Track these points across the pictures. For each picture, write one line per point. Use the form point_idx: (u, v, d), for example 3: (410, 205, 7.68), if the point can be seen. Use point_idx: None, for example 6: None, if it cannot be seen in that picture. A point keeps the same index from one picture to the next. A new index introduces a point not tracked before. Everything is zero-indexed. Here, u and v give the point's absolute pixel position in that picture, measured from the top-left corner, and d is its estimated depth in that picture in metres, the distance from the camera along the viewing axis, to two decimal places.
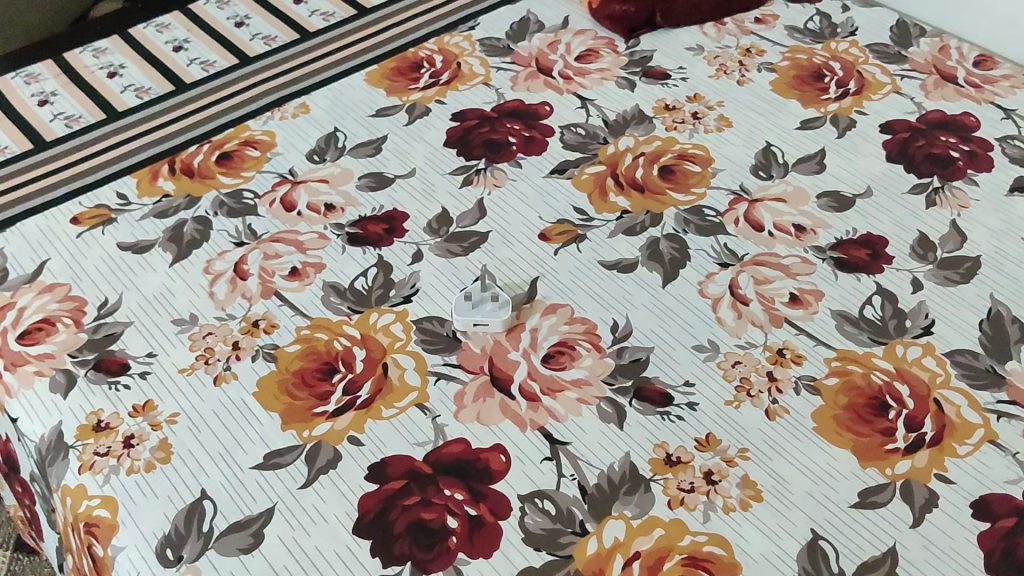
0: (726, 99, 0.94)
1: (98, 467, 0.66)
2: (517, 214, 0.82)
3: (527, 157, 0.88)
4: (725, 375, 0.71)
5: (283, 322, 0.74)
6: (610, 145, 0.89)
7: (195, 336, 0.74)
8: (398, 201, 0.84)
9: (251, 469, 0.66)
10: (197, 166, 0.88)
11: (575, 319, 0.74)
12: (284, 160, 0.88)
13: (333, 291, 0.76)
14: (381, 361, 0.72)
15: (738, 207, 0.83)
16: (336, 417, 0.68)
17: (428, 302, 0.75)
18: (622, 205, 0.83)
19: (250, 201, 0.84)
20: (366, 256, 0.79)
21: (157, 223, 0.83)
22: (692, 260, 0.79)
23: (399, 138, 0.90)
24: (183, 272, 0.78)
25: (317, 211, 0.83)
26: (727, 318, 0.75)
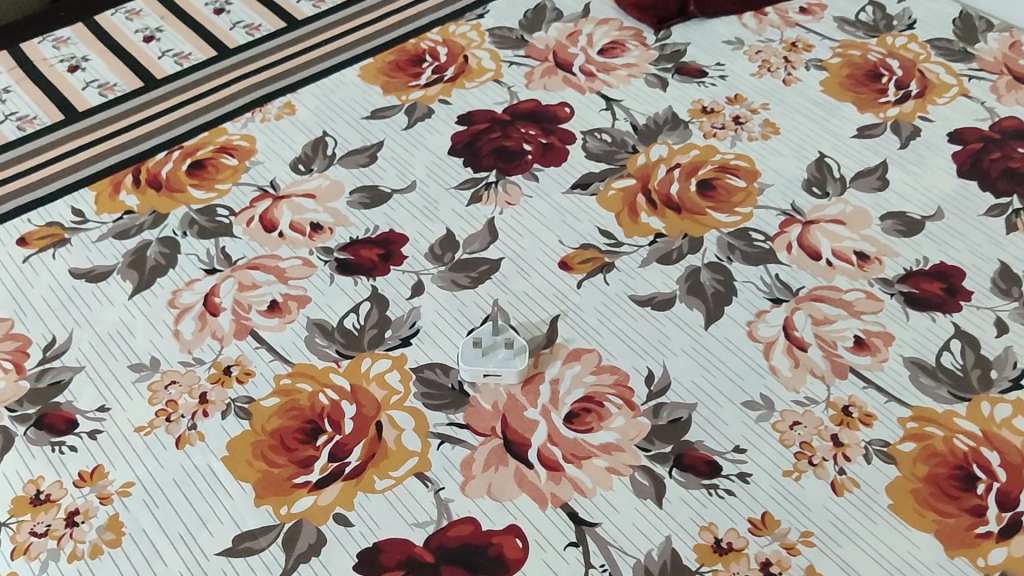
0: (771, 101, 0.83)
1: (35, 552, 0.55)
2: (534, 238, 0.71)
3: (545, 167, 0.76)
4: (782, 439, 0.60)
5: (259, 368, 0.63)
6: (640, 155, 0.77)
7: (155, 386, 0.62)
8: (395, 221, 0.72)
9: (217, 555, 0.55)
10: (165, 177, 0.77)
11: (602, 368, 0.63)
12: (265, 170, 0.77)
13: (318, 330, 0.65)
14: (374, 420, 0.60)
15: (790, 231, 0.72)
16: (320, 490, 0.57)
17: (430, 345, 0.64)
18: (656, 227, 0.71)
19: (225, 220, 0.73)
20: (358, 287, 0.68)
21: (117, 245, 0.72)
22: (738, 295, 0.67)
23: (398, 144, 0.79)
24: (144, 306, 0.67)
25: (302, 232, 0.72)
26: (782, 367, 0.63)
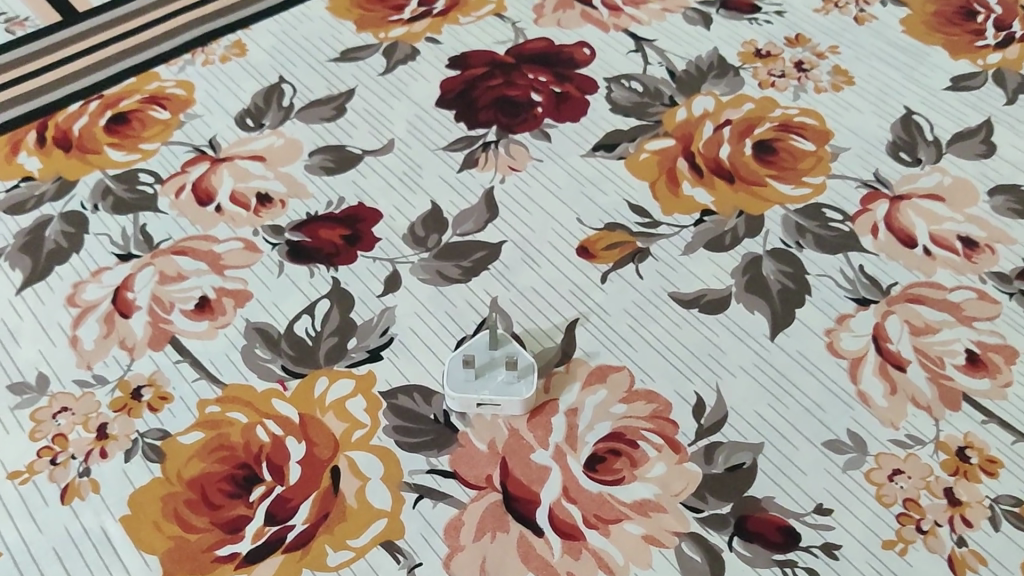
0: (841, 43, 0.66)
1: None
2: (545, 215, 0.55)
3: (559, 123, 0.60)
4: (879, 495, 0.44)
5: (180, 390, 0.47)
6: (680, 109, 0.61)
7: (39, 415, 0.47)
8: (366, 192, 0.56)
9: None
10: (78, 133, 0.60)
11: (636, 393, 0.47)
12: (204, 125, 0.60)
13: (260, 338, 0.49)
14: (329, 465, 0.45)
15: (874, 208, 0.56)
16: (251, 566, 0.42)
17: (408, 360, 0.49)
18: (703, 201, 0.55)
19: (149, 189, 0.57)
20: (315, 280, 0.52)
21: (9, 222, 0.56)
22: (812, 295, 0.52)
23: (373, 94, 0.62)
24: (36, 303, 0.52)
25: (246, 205, 0.55)
26: (874, 394, 0.48)
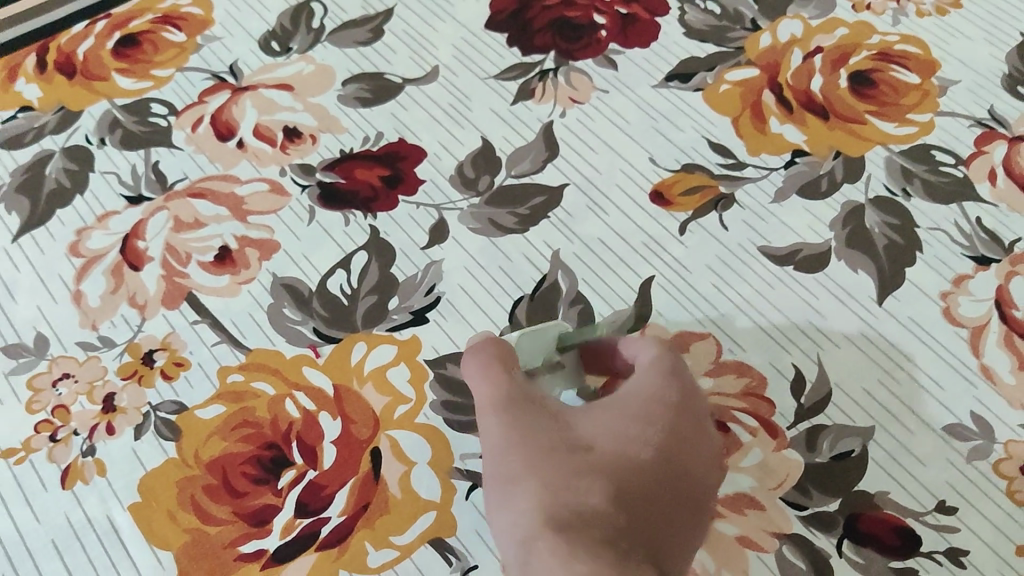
0: None
1: None
2: (612, 154, 0.48)
3: (626, 49, 0.52)
4: (1012, 491, 0.38)
5: (196, 356, 0.41)
6: (764, 33, 0.53)
7: (36, 382, 0.41)
8: (408, 126, 0.49)
9: None
10: (82, 57, 0.54)
11: (723, 366, 0.41)
12: (223, 50, 0.53)
13: (288, 296, 0.43)
14: (369, 446, 0.39)
15: (992, 151, 0.48)
16: (281, 568, 0.36)
17: (456, 323, 0.42)
18: (794, 141, 0.48)
19: (162, 121, 0.50)
20: (351, 228, 0.45)
21: (3, 158, 0.49)
22: (924, 250, 0.45)
23: (414, 14, 0.55)
24: (35, 252, 0.45)
25: (270, 139, 0.49)
26: (1001, 371, 0.41)
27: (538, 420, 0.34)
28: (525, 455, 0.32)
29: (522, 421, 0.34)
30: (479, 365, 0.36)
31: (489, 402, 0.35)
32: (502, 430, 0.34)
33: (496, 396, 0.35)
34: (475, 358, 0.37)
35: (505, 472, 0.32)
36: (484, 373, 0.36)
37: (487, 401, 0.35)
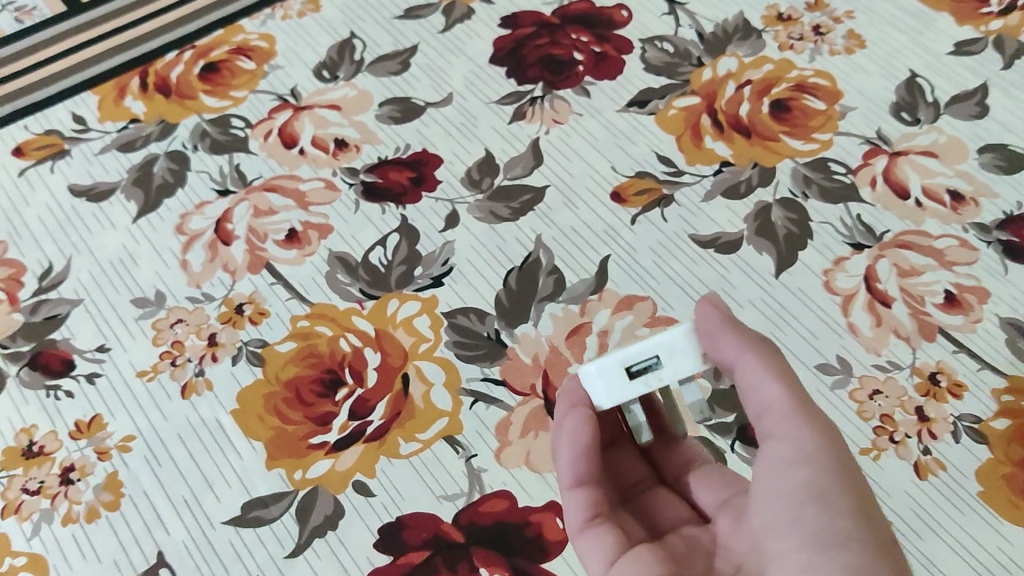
0: (858, 8, 0.72)
1: (26, 512, 0.50)
2: (584, 162, 0.63)
3: (598, 82, 0.67)
4: (861, 411, 0.53)
5: (274, 307, 0.57)
6: (706, 68, 0.68)
7: (159, 325, 0.56)
8: (429, 139, 0.64)
9: (225, 525, 0.49)
10: (175, 80, 0.69)
11: (658, 319, 0.56)
12: (285, 76, 0.69)
13: (341, 265, 0.58)
14: (400, 372, 0.54)
15: (875, 162, 0.63)
16: (339, 453, 0.51)
17: (464, 286, 0.58)
18: (722, 154, 0.63)
19: (241, 132, 0.65)
20: (386, 216, 0.61)
21: (121, 158, 0.64)
22: (814, 238, 0.60)
23: (433, 51, 0.70)
24: (150, 230, 0.61)
25: (325, 149, 0.64)
26: (862, 326, 0.56)
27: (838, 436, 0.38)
28: (846, 495, 0.36)
29: (839, 467, 0.37)
30: (741, 334, 0.38)
31: (812, 440, 0.37)
32: (835, 489, 0.36)
33: (812, 425, 0.38)
34: (764, 346, 0.39)
35: (836, 527, 0.36)
36: (776, 372, 0.38)
37: (800, 428, 0.37)
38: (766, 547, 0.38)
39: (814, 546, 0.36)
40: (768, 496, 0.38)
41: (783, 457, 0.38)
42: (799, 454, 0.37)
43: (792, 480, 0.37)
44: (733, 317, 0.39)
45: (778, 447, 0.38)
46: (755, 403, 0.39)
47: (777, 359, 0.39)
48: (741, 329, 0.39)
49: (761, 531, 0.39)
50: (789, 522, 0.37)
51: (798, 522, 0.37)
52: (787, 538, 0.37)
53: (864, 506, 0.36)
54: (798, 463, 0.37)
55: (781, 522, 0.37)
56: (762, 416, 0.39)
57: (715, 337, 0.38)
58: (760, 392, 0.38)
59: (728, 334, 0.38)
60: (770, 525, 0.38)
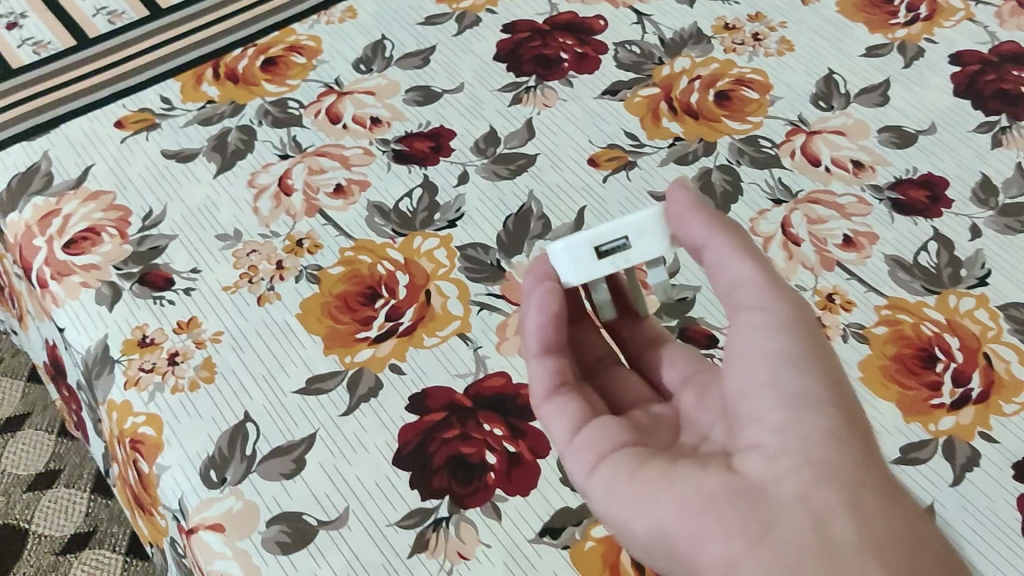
0: (789, 20, 0.90)
1: (143, 384, 0.67)
2: (567, 137, 0.80)
3: (579, 75, 0.85)
4: None
5: (327, 241, 0.74)
6: (666, 66, 0.86)
7: (238, 254, 0.73)
8: (445, 117, 0.82)
9: (294, 393, 0.66)
10: (241, 71, 0.86)
11: None
12: (330, 68, 0.86)
13: (377, 211, 0.75)
14: (424, 288, 0.71)
15: (796, 138, 0.81)
16: (378, 344, 0.68)
17: (472, 227, 0.75)
18: (675, 131, 0.81)
19: (296, 111, 0.83)
20: (412, 175, 0.78)
21: (202, 130, 0.81)
22: (744, 195, 0.77)
23: (448, 50, 0.88)
24: (228, 184, 0.77)
25: (363, 125, 0.81)
26: (778, 259, 0.73)
27: (798, 304, 0.54)
28: (812, 356, 0.53)
29: (804, 333, 0.53)
30: (710, 223, 0.55)
31: (782, 312, 0.53)
32: (802, 352, 0.52)
33: (781, 299, 0.54)
34: (732, 234, 0.55)
35: (809, 386, 0.51)
36: (744, 255, 0.54)
37: (774, 300, 0.53)
38: (744, 403, 0.54)
39: (793, 405, 0.51)
40: (744, 356, 0.54)
41: (764, 325, 0.53)
42: (775, 322, 0.53)
43: (769, 344, 0.53)
44: (698, 201, 0.55)
45: (755, 317, 0.54)
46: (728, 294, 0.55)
47: (741, 244, 0.55)
48: (713, 219, 0.55)
49: (738, 389, 0.55)
50: (769, 382, 0.52)
51: (777, 383, 0.52)
52: (766, 396, 0.52)
53: (824, 365, 0.53)
54: (772, 330, 0.53)
55: (757, 383, 0.53)
56: (738, 289, 0.55)
57: (687, 220, 0.55)
58: (736, 270, 0.54)
59: (694, 218, 0.55)
60: (748, 385, 0.54)
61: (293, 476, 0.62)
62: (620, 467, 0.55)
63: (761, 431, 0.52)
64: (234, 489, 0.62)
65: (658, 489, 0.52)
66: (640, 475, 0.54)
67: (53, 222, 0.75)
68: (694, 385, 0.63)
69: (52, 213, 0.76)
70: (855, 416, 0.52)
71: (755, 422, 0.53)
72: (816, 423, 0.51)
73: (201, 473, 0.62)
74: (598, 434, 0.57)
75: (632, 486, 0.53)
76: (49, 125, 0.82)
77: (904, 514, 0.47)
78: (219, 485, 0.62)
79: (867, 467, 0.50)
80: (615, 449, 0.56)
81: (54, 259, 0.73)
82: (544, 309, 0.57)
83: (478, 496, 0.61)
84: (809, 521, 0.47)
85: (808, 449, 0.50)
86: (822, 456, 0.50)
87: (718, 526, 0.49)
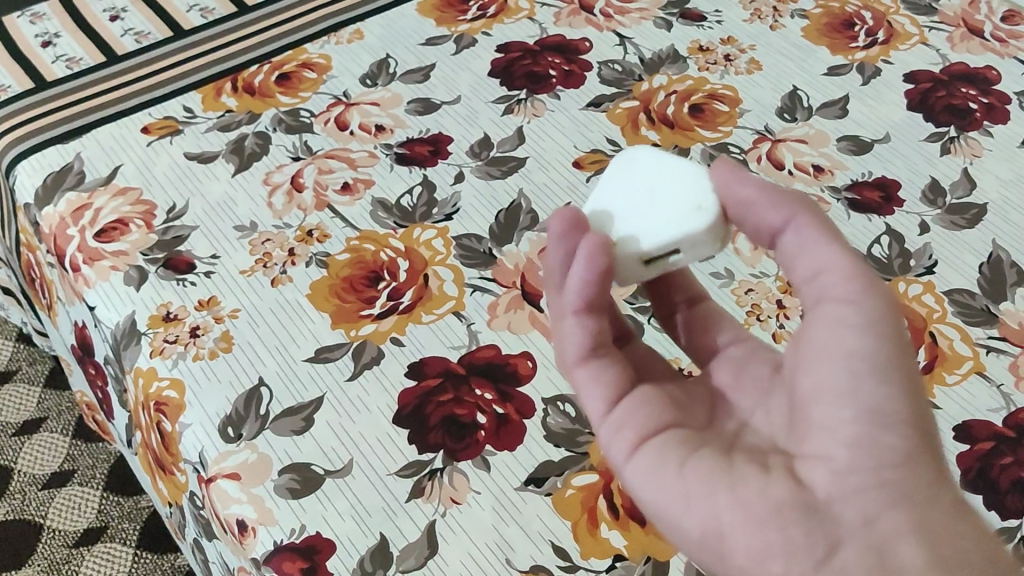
0: (758, 43, 0.99)
1: (168, 353, 0.73)
2: (554, 143, 0.89)
3: (566, 90, 0.94)
4: (738, 300, 0.77)
5: (334, 232, 0.81)
6: (644, 82, 0.95)
7: (254, 242, 0.80)
8: (444, 126, 0.90)
9: (304, 361, 0.73)
10: (258, 84, 0.94)
11: None
12: (338, 83, 0.95)
13: (381, 206, 0.83)
14: (423, 272, 0.78)
15: (761, 145, 0.88)
16: (380, 320, 0.75)
17: (467, 221, 0.82)
18: (652, 139, 0.89)
19: (307, 119, 0.91)
20: (412, 175, 0.86)
21: (221, 135, 0.89)
22: None
23: (447, 68, 0.97)
24: (244, 183, 0.85)
25: (369, 131, 0.90)
26: (743, 249, 0.80)
27: (887, 298, 0.51)
28: (897, 365, 0.49)
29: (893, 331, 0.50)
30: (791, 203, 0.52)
31: (870, 309, 0.50)
32: (887, 360, 0.49)
33: (870, 296, 0.50)
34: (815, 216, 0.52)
35: (889, 400, 0.49)
36: (832, 241, 0.51)
37: (863, 296, 0.50)
38: (817, 406, 0.51)
39: (870, 419, 0.49)
40: (822, 356, 0.51)
41: (848, 322, 0.50)
42: (861, 321, 0.50)
43: (850, 345, 0.50)
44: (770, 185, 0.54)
45: (840, 310, 0.50)
46: (812, 270, 0.52)
47: (830, 229, 0.52)
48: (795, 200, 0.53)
49: (812, 388, 0.51)
50: (847, 390, 0.49)
51: (856, 393, 0.49)
52: (842, 404, 0.49)
53: (907, 375, 0.50)
54: (859, 331, 0.50)
55: (833, 388, 0.50)
56: (823, 274, 0.51)
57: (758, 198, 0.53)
58: (822, 257, 0.51)
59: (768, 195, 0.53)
60: (823, 388, 0.51)
61: (303, 433, 0.68)
62: (666, 453, 0.53)
63: (832, 441, 0.50)
64: (248, 443, 0.68)
65: (715, 486, 0.51)
66: (690, 468, 0.52)
67: (84, 214, 0.83)
68: (730, 362, 0.61)
69: (84, 206, 0.83)
70: (929, 426, 0.50)
71: (825, 430, 0.50)
72: (892, 442, 0.48)
73: (219, 430, 0.69)
74: (636, 411, 0.55)
75: (684, 479, 0.52)
76: (81, 130, 0.90)
77: (974, 539, 0.47)
78: (235, 440, 0.68)
79: (937, 482, 0.49)
80: (658, 429, 0.54)
81: (85, 245, 0.80)
82: (592, 267, 0.52)
83: (470, 451, 0.67)
84: (873, 547, 0.47)
85: (882, 469, 0.48)
86: (895, 480, 0.48)
87: (783, 543, 0.48)
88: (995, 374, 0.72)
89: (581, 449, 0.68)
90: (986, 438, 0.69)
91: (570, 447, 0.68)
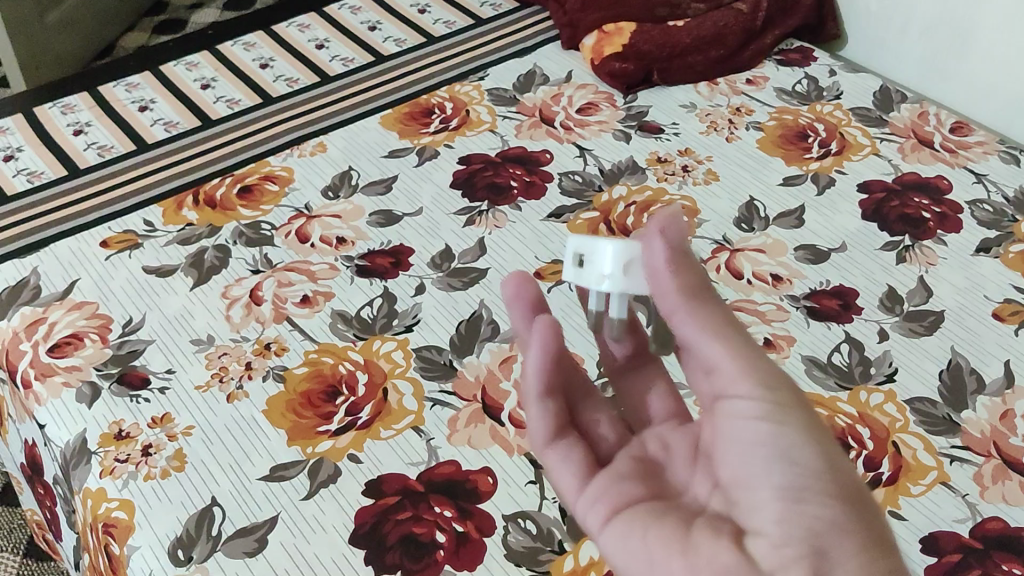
0: (715, 154, 1.01)
1: (118, 472, 0.71)
2: (515, 253, 0.89)
3: (527, 201, 0.95)
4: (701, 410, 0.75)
5: (293, 345, 0.80)
6: (604, 193, 0.96)
7: (210, 356, 0.79)
8: (405, 237, 0.91)
9: (259, 480, 0.71)
10: (219, 198, 0.95)
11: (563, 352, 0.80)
12: (300, 195, 0.95)
13: (341, 318, 0.83)
14: (382, 385, 0.77)
15: (720, 255, 0.89)
16: (338, 436, 0.74)
17: (428, 332, 0.82)
18: None
19: (268, 232, 0.91)
20: (373, 286, 0.86)
21: (181, 249, 0.89)
22: None
23: (409, 179, 0.98)
24: (202, 296, 0.84)
25: (330, 243, 0.90)
26: None
27: (786, 381, 0.47)
28: (808, 443, 0.45)
29: (796, 413, 0.46)
30: (681, 291, 0.46)
31: (769, 398, 0.46)
32: (797, 441, 0.45)
33: (765, 384, 0.46)
34: (701, 304, 0.47)
35: (805, 475, 0.45)
36: (712, 332, 0.47)
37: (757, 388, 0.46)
38: (742, 489, 0.47)
39: (791, 494, 0.45)
40: (732, 444, 0.47)
41: (746, 414, 0.47)
42: (760, 411, 0.46)
43: (753, 433, 0.46)
44: (679, 253, 0.46)
45: (742, 404, 0.47)
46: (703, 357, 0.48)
47: (714, 316, 0.47)
48: (688, 291, 0.46)
49: (731, 473, 0.48)
50: (761, 474, 0.46)
51: (769, 475, 0.45)
52: (760, 487, 0.46)
53: (823, 448, 0.45)
54: (759, 419, 0.46)
55: (750, 472, 0.46)
56: (715, 371, 0.48)
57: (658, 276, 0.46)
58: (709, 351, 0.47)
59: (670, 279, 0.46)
60: (744, 473, 0.47)
61: (256, 554, 0.66)
62: (631, 526, 0.51)
63: (763, 517, 0.45)
64: (199, 566, 0.65)
65: (669, 561, 0.47)
66: (653, 536, 0.49)
67: (38, 328, 0.81)
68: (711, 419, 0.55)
69: (38, 320, 0.82)
70: (856, 490, 0.46)
71: (755, 509, 0.46)
72: (818, 513, 0.44)
73: (169, 552, 0.66)
74: (612, 487, 0.53)
75: (644, 554, 0.49)
76: (39, 245, 0.89)
77: None
78: (186, 562, 0.66)
79: (877, 552, 0.44)
80: (629, 503, 0.52)
81: (38, 361, 0.79)
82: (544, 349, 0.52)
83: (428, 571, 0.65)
84: None
85: (814, 537, 0.44)
86: (829, 546, 0.44)
87: None
88: (961, 483, 0.72)
89: (542, 568, 0.66)
90: (953, 549, 0.67)
91: (531, 567, 0.66)
